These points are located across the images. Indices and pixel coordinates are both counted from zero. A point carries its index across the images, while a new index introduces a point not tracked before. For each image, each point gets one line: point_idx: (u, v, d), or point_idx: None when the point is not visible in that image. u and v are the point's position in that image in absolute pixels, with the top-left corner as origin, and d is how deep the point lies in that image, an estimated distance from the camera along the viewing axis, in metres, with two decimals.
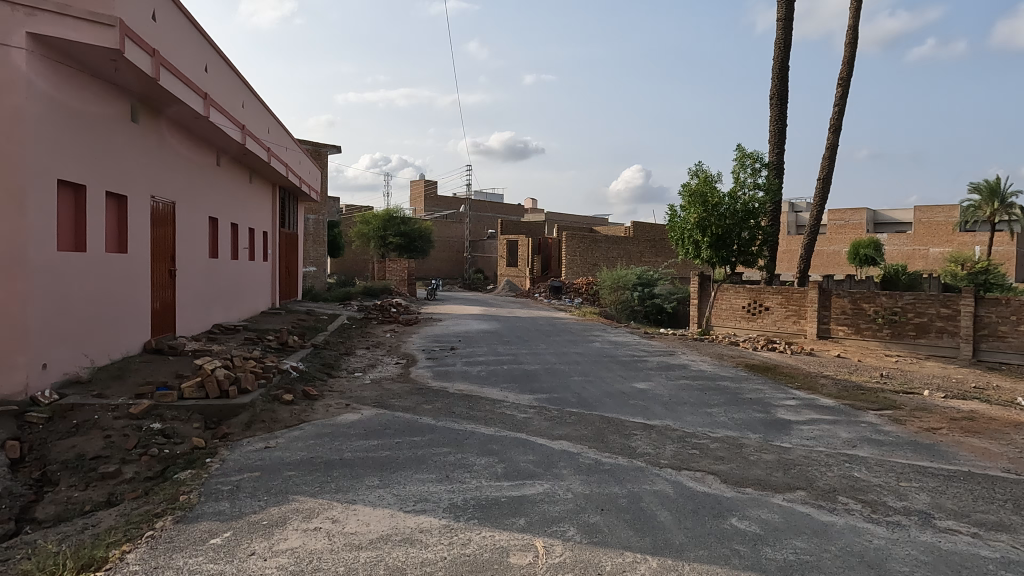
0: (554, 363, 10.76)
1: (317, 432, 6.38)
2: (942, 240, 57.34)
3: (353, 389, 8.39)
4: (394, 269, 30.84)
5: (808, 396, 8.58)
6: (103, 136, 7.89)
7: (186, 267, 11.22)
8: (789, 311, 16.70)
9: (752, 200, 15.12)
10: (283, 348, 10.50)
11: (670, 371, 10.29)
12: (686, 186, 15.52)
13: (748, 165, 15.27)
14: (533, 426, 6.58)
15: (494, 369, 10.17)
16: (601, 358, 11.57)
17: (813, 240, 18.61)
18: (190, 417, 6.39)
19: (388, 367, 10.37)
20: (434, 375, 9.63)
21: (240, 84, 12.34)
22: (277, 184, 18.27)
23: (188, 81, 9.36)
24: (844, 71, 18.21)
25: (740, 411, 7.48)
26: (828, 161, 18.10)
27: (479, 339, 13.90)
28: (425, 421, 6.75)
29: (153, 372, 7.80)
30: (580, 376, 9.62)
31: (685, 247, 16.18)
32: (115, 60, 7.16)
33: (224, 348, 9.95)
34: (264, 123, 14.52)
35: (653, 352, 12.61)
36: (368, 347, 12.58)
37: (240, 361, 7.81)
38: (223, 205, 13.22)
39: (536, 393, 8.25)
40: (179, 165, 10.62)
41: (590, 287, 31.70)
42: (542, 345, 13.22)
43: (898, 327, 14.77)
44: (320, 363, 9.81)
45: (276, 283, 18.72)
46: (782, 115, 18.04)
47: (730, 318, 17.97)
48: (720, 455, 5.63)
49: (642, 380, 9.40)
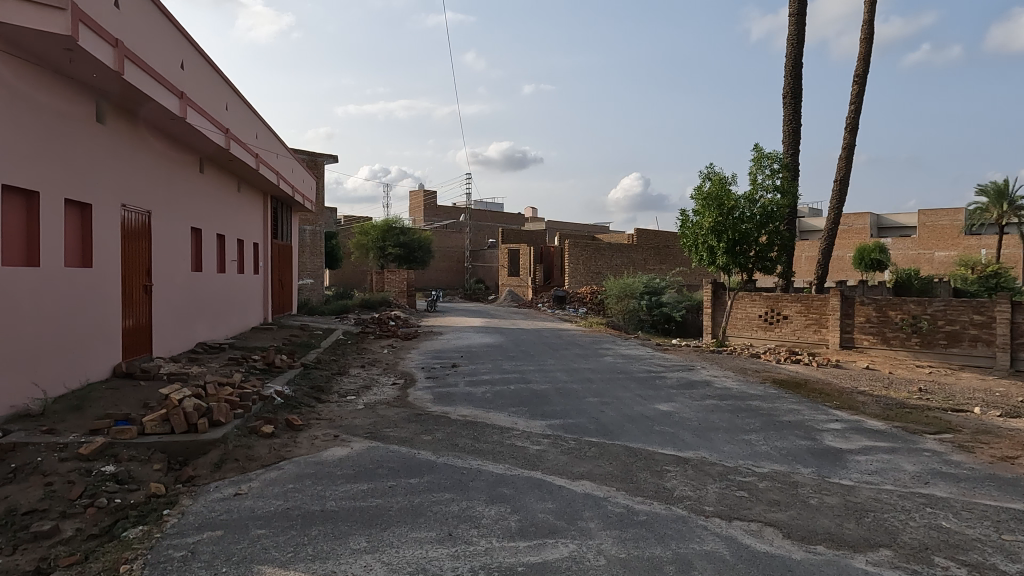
0: (566, 382, 9.85)
1: (298, 473, 5.47)
2: (948, 244, 56.48)
3: (343, 417, 7.48)
4: (393, 280, 30.00)
5: (853, 417, 7.67)
6: (60, 138, 7.07)
7: (164, 283, 10.34)
8: (809, 320, 15.82)
9: (771, 202, 14.26)
10: (269, 369, 9.61)
11: (693, 389, 9.39)
12: (698, 189, 14.67)
13: (766, 166, 14.45)
14: (550, 462, 5.66)
15: (500, 389, 9.27)
16: (614, 374, 10.65)
17: (832, 244, 17.70)
18: (151, 457, 5.50)
19: (384, 389, 9.45)
20: (434, 397, 8.71)
21: (223, 84, 11.54)
22: (269, 193, 17.44)
23: (161, 78, 8.55)
24: (860, 69, 17.43)
25: (782, 439, 6.58)
26: (846, 162, 17.28)
27: (482, 355, 12.99)
28: (423, 457, 5.84)
29: (118, 402, 6.89)
30: (595, 397, 8.71)
31: (699, 254, 15.27)
32: (70, 50, 6.36)
33: (203, 371, 9.05)
34: (251, 128, 13.71)
35: (671, 366, 11.72)
36: (362, 365, 11.67)
37: (214, 388, 6.91)
38: (208, 215, 12.41)
39: (548, 419, 7.34)
40: (155, 170, 9.78)
41: (595, 296, 30.86)
42: (550, 360, 12.29)
43: (928, 336, 13.87)
44: (308, 386, 8.91)
45: (268, 297, 17.83)
46: (796, 114, 17.22)
47: (746, 328, 17.10)
48: (775, 499, 4.72)
49: (664, 400, 8.50)
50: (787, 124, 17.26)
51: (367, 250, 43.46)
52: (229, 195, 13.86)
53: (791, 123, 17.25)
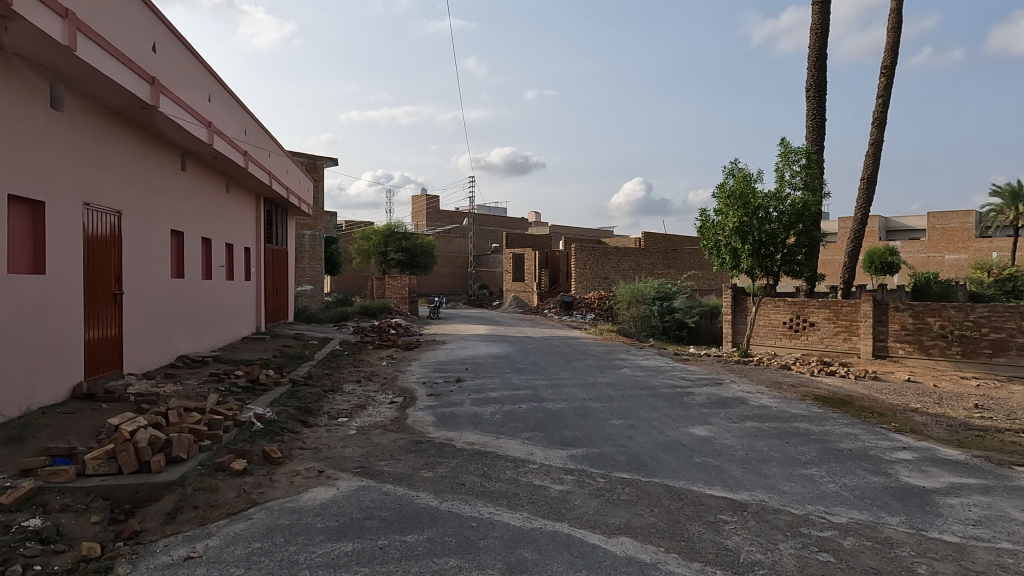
0: (583, 400, 8.81)
1: (268, 525, 4.44)
2: (957, 247, 55.48)
3: (332, 446, 6.45)
4: (394, 286, 28.98)
5: (920, 444, 6.62)
6: (3, 124, 6.14)
7: (137, 290, 9.34)
8: (838, 327, 14.76)
9: (802, 201, 13.24)
10: (252, 387, 8.59)
11: (727, 408, 8.35)
12: (721, 186, 13.64)
13: (794, 162, 13.46)
14: (580, 511, 4.61)
15: (511, 409, 8.23)
16: (635, 390, 9.62)
17: (859, 246, 16.62)
18: (90, 506, 4.48)
19: (380, 409, 8.42)
20: (437, 420, 7.68)
21: (204, 72, 10.58)
22: (261, 194, 16.46)
23: (128, 60, 7.63)
24: (888, 60, 16.44)
25: (850, 474, 5.54)
26: (874, 159, 16.28)
27: (489, 367, 11.96)
28: (423, 503, 4.80)
29: (66, 432, 5.83)
30: (618, 418, 7.69)
31: (720, 256, 14.22)
32: (6, 18, 5.43)
33: (177, 392, 8.02)
34: (239, 122, 12.72)
35: (697, 380, 10.69)
36: (358, 380, 10.64)
37: (177, 414, 5.89)
38: (191, 216, 11.45)
39: (569, 449, 6.31)
40: (126, 165, 8.80)
41: (603, 301, 29.86)
42: (563, 373, 11.26)
43: (971, 344, 12.80)
44: (294, 408, 7.89)
45: (261, 305, 16.80)
46: (821, 108, 16.21)
47: (770, 336, 16.06)
48: (873, 568, 3.68)
49: (698, 423, 7.47)
50: (811, 119, 16.26)
51: (369, 256, 42.34)
52: (216, 195, 12.87)
53: (815, 118, 16.25)
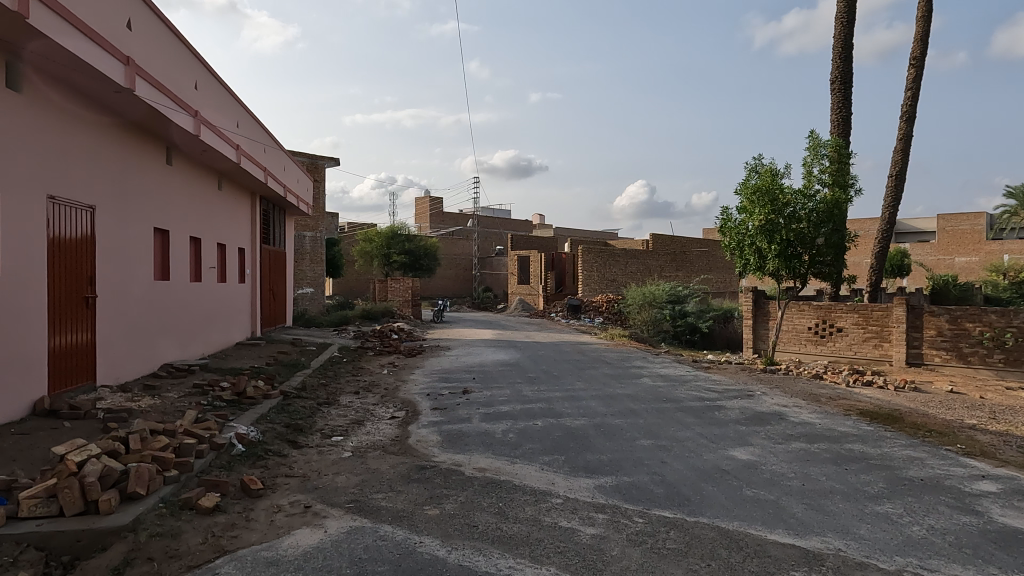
0: (604, 415, 7.93)
1: None
2: (968, 250, 54.52)
3: (322, 474, 5.60)
4: (396, 289, 28.19)
5: (1001, 472, 5.74)
6: None
7: (115, 294, 8.54)
8: (868, 333, 13.88)
9: (833, 197, 12.36)
10: (237, 401, 7.76)
11: (766, 425, 7.47)
12: (744, 183, 12.78)
13: (823, 155, 12.64)
14: (620, 566, 3.75)
15: (525, 427, 7.36)
16: (660, 403, 8.74)
17: (887, 247, 15.73)
18: (18, 560, 3.65)
19: (379, 426, 7.57)
20: (443, 440, 6.82)
21: (190, 58, 9.79)
22: (257, 193, 15.63)
23: (97, 37, 6.81)
24: (918, 51, 15.58)
25: (935, 513, 4.67)
26: (903, 154, 15.41)
27: (498, 376, 11.10)
28: (428, 553, 3.94)
29: (13, 459, 5.01)
30: (647, 438, 6.83)
31: (744, 257, 13.33)
32: None
33: (153, 408, 7.19)
34: (231, 114, 11.90)
35: (725, 392, 9.80)
36: (357, 392, 9.79)
37: (142, 439, 5.06)
38: (178, 213, 10.64)
39: (596, 478, 5.44)
40: (100, 155, 7.98)
41: (611, 305, 29.02)
42: (579, 384, 10.39)
43: (1015, 353, 11.91)
44: (283, 425, 7.05)
45: (256, 309, 15.97)
46: (846, 101, 15.36)
47: (793, 342, 15.18)
48: None
49: (738, 444, 6.60)
50: (837, 113, 15.41)
51: (372, 259, 41.56)
52: (206, 192, 12.06)
53: (840, 112, 15.40)
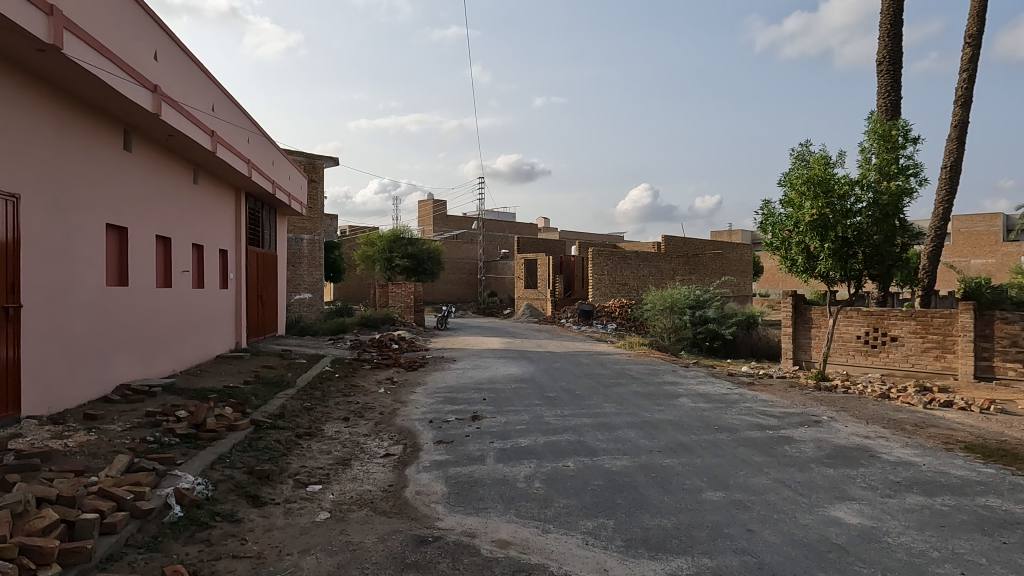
0: (649, 453, 6.34)
1: None
2: (984, 252, 52.72)
3: (283, 554, 4.02)
4: (397, 294, 26.59)
5: None
6: None
7: (53, 302, 7.05)
8: (927, 342, 12.30)
9: (895, 187, 10.80)
10: (193, 436, 6.21)
11: (860, 467, 5.87)
12: (792, 173, 11.29)
13: (882, 140, 11.15)
14: None
15: (554, 470, 5.77)
16: (714, 434, 7.17)
17: (939, 248, 14.17)
18: None
19: (370, 469, 5.99)
20: (450, 492, 5.25)
21: (146, 21, 8.30)
22: (241, 188, 14.11)
23: None
24: (973, 29, 14.03)
25: None
26: (958, 143, 13.83)
27: (512, 396, 9.51)
28: None
29: None
30: (715, 488, 5.25)
31: (790, 257, 11.80)
32: None
33: (82, 448, 5.64)
34: (204, 94, 10.43)
35: (786, 417, 8.20)
36: (346, 418, 8.23)
37: (15, 514, 3.50)
38: (139, 208, 9.14)
39: (665, 562, 3.87)
40: (25, 132, 6.50)
41: (625, 311, 27.39)
42: (608, 406, 8.79)
43: None
44: (245, 471, 5.49)
45: (242, 317, 14.44)
46: (895, 85, 13.82)
47: (840, 353, 13.59)
48: None
49: (838, 498, 5.02)
50: (885, 97, 13.87)
51: (373, 262, 40.13)
52: (177, 184, 10.55)
53: (889, 97, 13.86)
